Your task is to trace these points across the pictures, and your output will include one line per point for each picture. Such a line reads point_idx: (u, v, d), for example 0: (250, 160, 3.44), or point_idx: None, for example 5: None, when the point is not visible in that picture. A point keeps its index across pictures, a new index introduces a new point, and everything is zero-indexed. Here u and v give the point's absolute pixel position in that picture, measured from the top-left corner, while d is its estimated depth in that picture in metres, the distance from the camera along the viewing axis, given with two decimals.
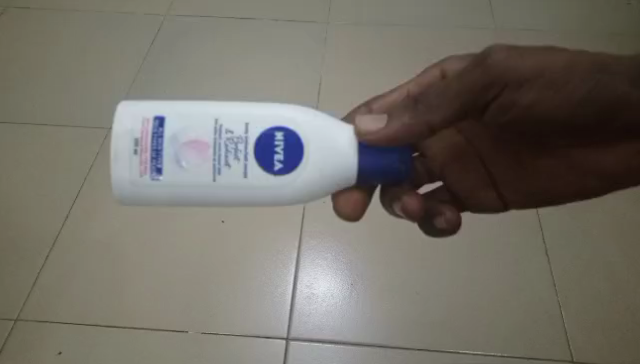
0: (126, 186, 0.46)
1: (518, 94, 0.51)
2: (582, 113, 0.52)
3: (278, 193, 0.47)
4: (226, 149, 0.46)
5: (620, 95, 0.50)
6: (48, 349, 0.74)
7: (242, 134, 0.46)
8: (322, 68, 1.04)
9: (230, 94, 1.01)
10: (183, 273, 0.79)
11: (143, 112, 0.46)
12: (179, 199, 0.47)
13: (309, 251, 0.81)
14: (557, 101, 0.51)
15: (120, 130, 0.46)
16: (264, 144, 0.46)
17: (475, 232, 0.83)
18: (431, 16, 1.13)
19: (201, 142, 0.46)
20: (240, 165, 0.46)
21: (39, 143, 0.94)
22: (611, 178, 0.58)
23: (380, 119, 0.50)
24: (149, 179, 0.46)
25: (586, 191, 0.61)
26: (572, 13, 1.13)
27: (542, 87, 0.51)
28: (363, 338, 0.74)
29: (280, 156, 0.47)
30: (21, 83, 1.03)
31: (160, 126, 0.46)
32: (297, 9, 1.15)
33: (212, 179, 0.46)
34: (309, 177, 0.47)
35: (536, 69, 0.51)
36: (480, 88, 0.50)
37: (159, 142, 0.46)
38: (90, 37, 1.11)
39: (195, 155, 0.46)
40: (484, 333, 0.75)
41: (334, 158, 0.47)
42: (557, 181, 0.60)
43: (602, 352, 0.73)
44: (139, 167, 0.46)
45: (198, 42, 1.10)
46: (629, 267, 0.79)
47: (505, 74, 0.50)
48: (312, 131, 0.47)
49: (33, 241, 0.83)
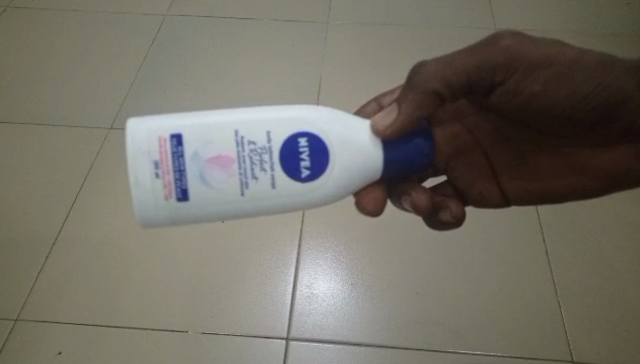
0: (151, 210, 0.46)
1: (523, 84, 0.51)
2: (585, 108, 0.53)
3: (308, 198, 0.48)
4: (251, 161, 0.46)
5: (623, 96, 0.52)
6: (48, 350, 0.74)
7: (265, 144, 0.46)
8: (322, 68, 1.04)
9: (230, 95, 1.01)
10: (184, 273, 0.79)
11: (158, 132, 0.45)
12: (208, 215, 0.47)
13: (311, 253, 0.81)
14: (563, 95, 0.52)
15: (138, 154, 0.45)
16: (289, 153, 0.46)
17: (475, 231, 0.83)
18: (431, 16, 1.13)
19: (225, 157, 0.45)
20: (268, 176, 0.46)
21: (39, 143, 0.94)
22: (613, 178, 0.59)
23: (388, 109, 0.49)
24: (175, 201, 0.46)
25: (584, 193, 0.61)
26: (571, 12, 1.14)
27: (548, 79, 0.51)
28: (364, 338, 0.74)
29: (306, 163, 0.46)
30: (20, 83, 1.03)
31: (178, 144, 0.45)
32: (297, 8, 1.15)
33: (241, 193, 0.46)
34: (335, 181, 0.48)
35: (545, 59, 0.50)
36: (485, 70, 0.50)
37: (180, 161, 0.45)
38: (90, 36, 1.12)
39: (221, 171, 0.45)
40: (485, 333, 0.74)
41: (359, 159, 0.48)
42: (560, 177, 0.60)
43: (603, 353, 0.73)
44: (164, 190, 0.45)
45: (199, 42, 1.10)
46: (629, 266, 0.80)
47: (512, 62, 0.50)
48: (334, 133, 0.47)
49: (33, 240, 0.83)
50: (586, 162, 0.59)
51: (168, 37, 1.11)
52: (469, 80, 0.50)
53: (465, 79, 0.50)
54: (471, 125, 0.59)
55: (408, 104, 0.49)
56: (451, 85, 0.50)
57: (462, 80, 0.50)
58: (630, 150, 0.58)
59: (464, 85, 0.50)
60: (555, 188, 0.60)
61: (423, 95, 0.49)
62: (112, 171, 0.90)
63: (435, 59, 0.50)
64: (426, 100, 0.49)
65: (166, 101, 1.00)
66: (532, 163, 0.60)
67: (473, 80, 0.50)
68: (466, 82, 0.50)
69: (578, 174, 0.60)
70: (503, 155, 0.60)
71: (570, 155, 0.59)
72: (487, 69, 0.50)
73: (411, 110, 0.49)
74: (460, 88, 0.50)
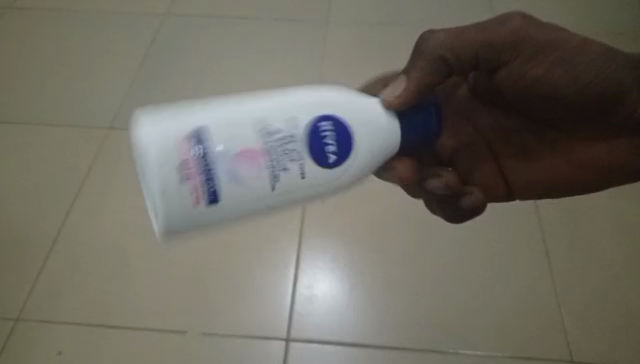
0: (179, 222, 0.38)
1: (526, 68, 0.50)
2: (587, 97, 0.52)
3: (333, 184, 0.42)
4: (280, 153, 0.39)
5: (623, 87, 0.51)
6: (48, 350, 0.73)
7: (290, 132, 0.40)
8: (323, 68, 1.04)
9: (230, 93, 1.00)
10: (185, 274, 0.79)
11: (176, 133, 0.38)
12: (235, 220, 0.40)
13: (310, 252, 0.82)
14: (565, 83, 0.51)
15: (157, 160, 0.37)
16: (317, 140, 0.40)
17: (474, 233, 0.84)
18: (431, 16, 1.13)
19: (251, 150, 0.38)
20: (296, 167, 0.40)
21: (39, 143, 0.94)
22: (611, 171, 0.58)
23: (396, 82, 0.46)
24: (205, 206, 0.38)
25: (581, 186, 0.60)
26: (571, 12, 1.14)
27: (552, 64, 0.50)
28: (364, 339, 0.74)
29: (333, 147, 0.41)
30: (20, 83, 1.03)
31: (199, 144, 0.38)
32: (297, 10, 1.16)
33: (270, 187, 0.39)
34: (361, 166, 0.43)
35: (550, 44, 0.49)
36: (492, 46, 0.48)
37: (206, 161, 0.38)
38: (91, 36, 1.12)
39: (250, 166, 0.38)
40: (486, 334, 0.74)
41: (381, 131, 0.43)
42: (558, 168, 0.60)
43: (605, 353, 0.72)
44: (191, 196, 0.38)
45: (199, 42, 1.10)
46: (629, 267, 0.79)
47: (518, 45, 0.48)
48: (357, 114, 0.42)
49: (33, 240, 0.83)
50: (584, 154, 0.59)
51: (168, 37, 1.11)
52: (476, 55, 0.49)
53: (474, 54, 0.48)
54: (472, 117, 0.59)
55: (415, 77, 0.46)
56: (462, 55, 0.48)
57: (469, 55, 0.48)
58: (628, 143, 0.57)
59: (470, 60, 0.49)
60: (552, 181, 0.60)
61: (431, 66, 0.47)
62: (112, 171, 0.90)
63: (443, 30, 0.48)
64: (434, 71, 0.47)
65: (166, 101, 1.00)
66: (534, 155, 0.60)
67: (480, 55, 0.49)
68: (472, 58, 0.48)
69: (576, 166, 0.59)
70: (506, 148, 0.60)
71: (570, 147, 0.59)
72: (493, 48, 0.48)
73: (417, 83, 0.46)
74: (468, 62, 0.49)
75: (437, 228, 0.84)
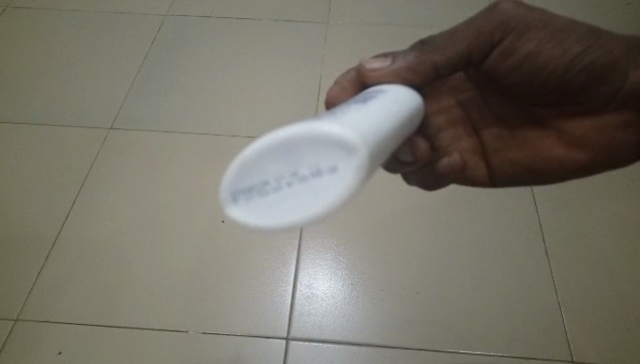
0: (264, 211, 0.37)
1: (519, 43, 0.54)
2: (577, 71, 0.55)
3: None
4: None
5: (611, 62, 0.54)
6: (48, 350, 0.74)
7: None
8: (322, 68, 1.04)
9: (230, 94, 1.01)
10: (185, 273, 0.80)
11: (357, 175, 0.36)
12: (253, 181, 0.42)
13: (311, 253, 0.82)
14: (555, 56, 0.54)
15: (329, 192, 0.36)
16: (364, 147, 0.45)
17: (475, 231, 0.84)
18: (430, 17, 1.14)
19: None
20: None
21: (39, 142, 0.94)
22: (601, 148, 0.61)
23: (384, 59, 0.51)
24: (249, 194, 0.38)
25: (571, 165, 0.63)
26: (569, 12, 1.15)
27: (542, 39, 0.54)
28: (364, 338, 0.74)
29: None
30: (20, 82, 1.03)
31: None
32: (296, 10, 1.17)
33: None
34: None
35: (539, 21, 0.54)
36: (482, 36, 0.53)
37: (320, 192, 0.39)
38: (91, 36, 1.12)
39: None
40: (485, 333, 0.74)
41: None
42: (544, 147, 0.63)
43: (603, 353, 0.73)
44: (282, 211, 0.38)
45: (199, 42, 1.11)
46: (629, 266, 0.80)
47: (510, 23, 0.53)
48: None
49: (32, 240, 0.83)
50: (572, 132, 0.61)
51: (169, 37, 1.12)
52: (469, 46, 0.53)
53: (462, 49, 0.53)
54: (463, 101, 0.63)
55: (388, 67, 0.50)
56: (446, 62, 0.52)
57: (459, 53, 0.53)
58: (617, 119, 0.59)
59: (464, 53, 0.53)
60: (540, 160, 0.63)
61: (409, 64, 0.51)
62: (112, 171, 0.91)
63: (440, 34, 0.53)
64: (422, 60, 0.51)
65: (166, 101, 1.00)
66: (520, 137, 0.64)
67: (472, 47, 0.53)
68: (465, 51, 0.53)
69: (563, 145, 0.62)
70: (491, 128, 0.64)
71: (558, 127, 0.62)
72: (485, 34, 0.53)
73: (387, 75, 0.50)
74: (455, 64, 0.53)
75: (438, 227, 0.84)
